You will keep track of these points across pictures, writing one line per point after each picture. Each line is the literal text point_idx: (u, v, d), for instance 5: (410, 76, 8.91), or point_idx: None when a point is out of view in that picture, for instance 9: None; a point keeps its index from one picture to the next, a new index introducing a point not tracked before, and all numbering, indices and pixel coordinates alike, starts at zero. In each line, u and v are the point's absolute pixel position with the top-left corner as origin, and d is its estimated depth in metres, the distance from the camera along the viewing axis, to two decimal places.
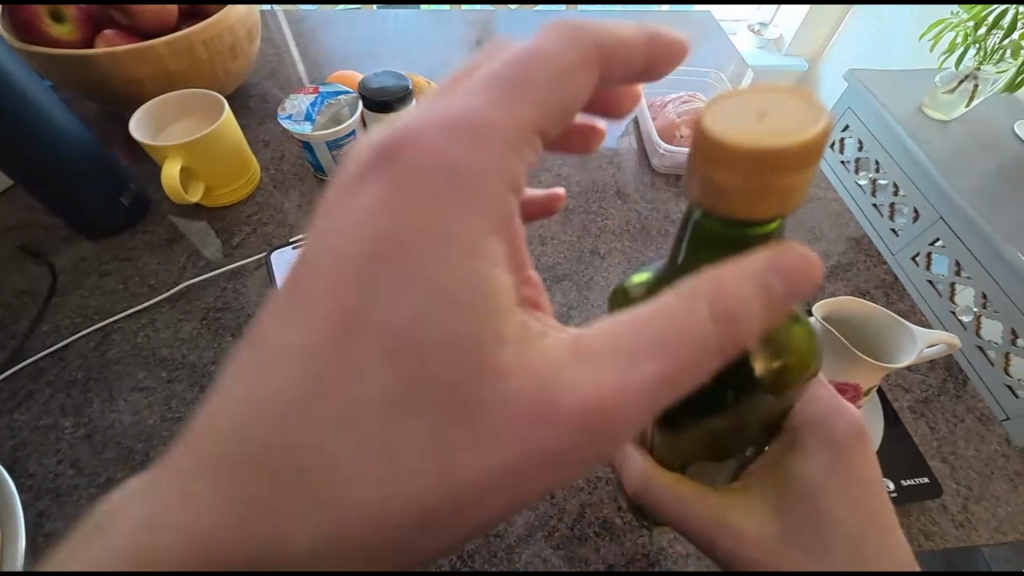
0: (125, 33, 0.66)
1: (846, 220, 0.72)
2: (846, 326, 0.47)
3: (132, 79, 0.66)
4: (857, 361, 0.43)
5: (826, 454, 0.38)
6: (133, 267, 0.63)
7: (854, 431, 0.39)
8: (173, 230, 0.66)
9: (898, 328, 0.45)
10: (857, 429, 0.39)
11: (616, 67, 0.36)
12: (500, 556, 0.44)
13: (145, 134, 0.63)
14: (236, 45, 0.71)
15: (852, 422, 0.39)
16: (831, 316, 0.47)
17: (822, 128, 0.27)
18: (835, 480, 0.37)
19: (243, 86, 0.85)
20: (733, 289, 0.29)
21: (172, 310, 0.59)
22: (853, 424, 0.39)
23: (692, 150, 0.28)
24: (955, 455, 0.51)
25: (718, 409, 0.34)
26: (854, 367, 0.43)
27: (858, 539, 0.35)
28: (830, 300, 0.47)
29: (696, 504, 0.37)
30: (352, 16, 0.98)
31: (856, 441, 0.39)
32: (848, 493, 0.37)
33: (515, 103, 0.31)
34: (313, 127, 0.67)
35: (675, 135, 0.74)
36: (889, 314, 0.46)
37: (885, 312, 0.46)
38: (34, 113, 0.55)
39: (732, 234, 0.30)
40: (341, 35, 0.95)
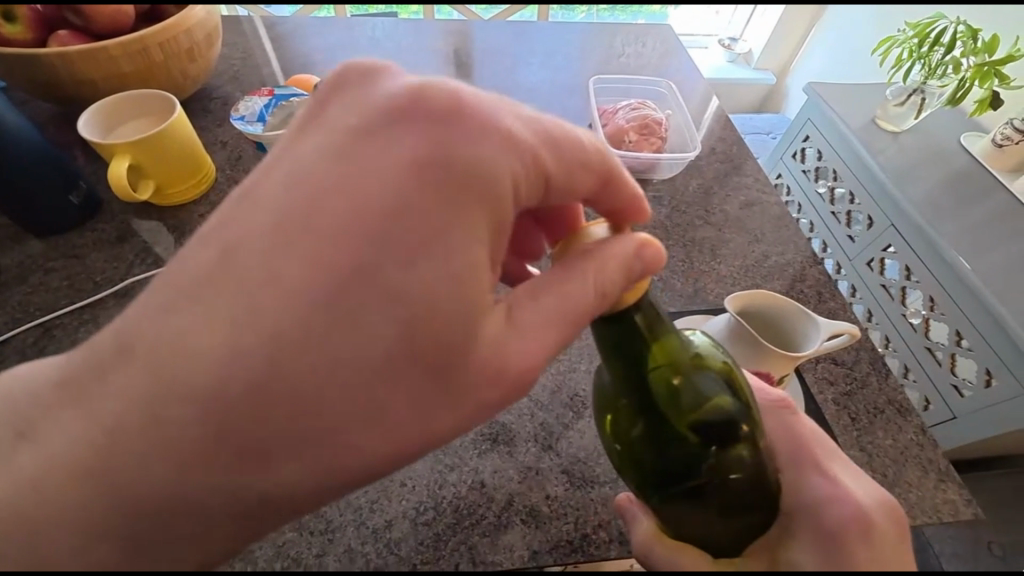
0: (79, 34, 0.67)
1: (787, 222, 0.75)
2: (756, 318, 0.49)
3: (84, 79, 0.67)
4: (767, 352, 0.45)
5: (821, 544, 0.36)
6: (80, 264, 0.62)
7: (857, 522, 0.36)
8: (124, 228, 0.66)
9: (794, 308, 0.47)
10: (861, 520, 0.36)
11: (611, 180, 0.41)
12: (428, 544, 0.45)
13: (96, 132, 0.63)
14: (195, 48, 0.73)
15: (854, 511, 0.37)
16: (743, 309, 0.49)
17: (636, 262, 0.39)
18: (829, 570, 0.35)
19: (204, 88, 0.86)
20: (613, 286, 0.36)
21: (117, 305, 0.59)
22: (854, 515, 0.37)
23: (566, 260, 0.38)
24: (873, 445, 0.53)
25: (706, 470, 0.40)
26: (764, 357, 0.46)
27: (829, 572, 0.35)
28: (740, 293, 0.48)
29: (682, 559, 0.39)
30: (324, 24, 1.00)
31: (856, 531, 0.36)
32: (822, 544, 0.36)
33: (541, 175, 0.36)
34: (266, 128, 0.67)
35: (623, 141, 0.77)
36: (795, 306, 0.48)
37: (791, 304, 0.48)
38: None
39: (633, 344, 0.41)
40: (312, 43, 0.97)
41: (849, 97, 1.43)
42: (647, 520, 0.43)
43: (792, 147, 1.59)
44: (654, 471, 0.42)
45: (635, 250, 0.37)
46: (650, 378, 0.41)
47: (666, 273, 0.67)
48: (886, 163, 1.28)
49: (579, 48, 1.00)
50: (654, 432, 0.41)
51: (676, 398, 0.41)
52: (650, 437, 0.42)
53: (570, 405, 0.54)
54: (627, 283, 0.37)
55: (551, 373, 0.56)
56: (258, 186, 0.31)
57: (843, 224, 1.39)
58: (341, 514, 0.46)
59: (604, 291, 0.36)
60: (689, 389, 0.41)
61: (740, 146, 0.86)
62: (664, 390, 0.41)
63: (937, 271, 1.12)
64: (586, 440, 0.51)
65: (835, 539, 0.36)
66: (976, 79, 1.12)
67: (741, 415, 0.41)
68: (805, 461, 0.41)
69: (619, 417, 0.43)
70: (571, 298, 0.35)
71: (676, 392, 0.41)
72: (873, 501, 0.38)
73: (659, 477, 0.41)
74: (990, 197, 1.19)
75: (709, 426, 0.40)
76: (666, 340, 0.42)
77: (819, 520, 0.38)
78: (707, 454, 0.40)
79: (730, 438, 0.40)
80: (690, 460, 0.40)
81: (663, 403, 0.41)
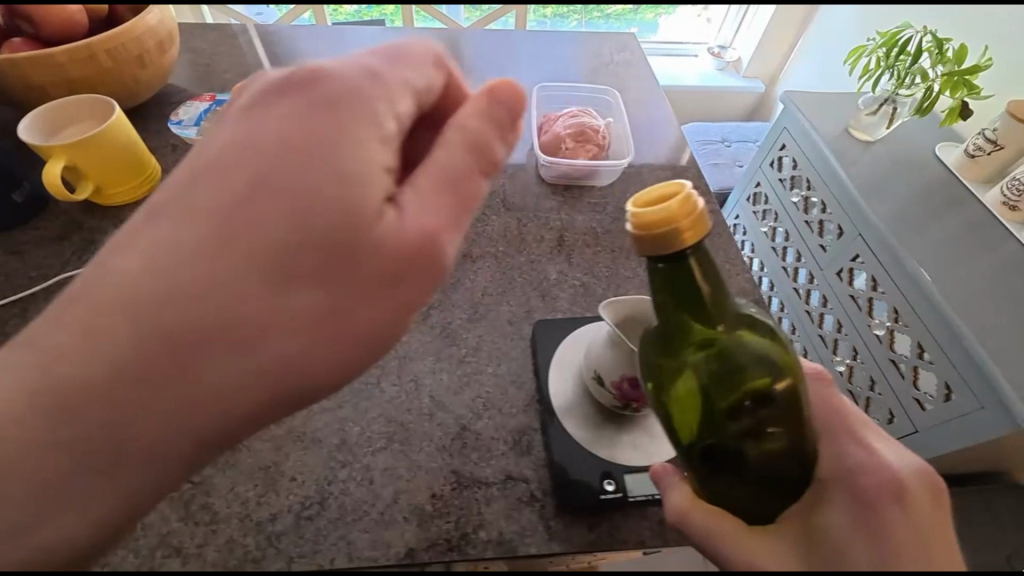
0: (32, 41, 0.71)
1: (720, 231, 0.75)
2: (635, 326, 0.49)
3: (35, 85, 0.70)
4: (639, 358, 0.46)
5: (859, 509, 0.39)
6: (19, 260, 0.65)
7: (891, 489, 0.40)
8: (66, 226, 0.69)
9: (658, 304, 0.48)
10: (897, 483, 0.40)
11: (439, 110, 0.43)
12: (308, 538, 0.46)
13: (41, 134, 0.67)
14: (145, 54, 0.76)
15: (889, 477, 0.41)
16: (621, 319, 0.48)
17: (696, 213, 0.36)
18: (865, 535, 0.38)
19: (165, 92, 0.89)
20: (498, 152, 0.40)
21: (47, 300, 0.61)
22: (890, 479, 0.41)
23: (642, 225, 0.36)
24: None
25: (773, 442, 0.41)
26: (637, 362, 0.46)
27: (860, 531, 0.38)
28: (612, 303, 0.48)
29: (719, 523, 0.42)
30: (310, 31, 1.04)
31: (893, 495, 0.39)
32: (853, 504, 0.40)
33: (404, 87, 0.38)
34: (200, 133, 0.70)
35: (560, 148, 0.78)
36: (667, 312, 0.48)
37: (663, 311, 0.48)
38: None
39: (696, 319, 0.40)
40: (300, 49, 1.01)
41: (823, 105, 1.40)
42: (684, 486, 0.45)
43: (769, 155, 1.53)
44: (707, 454, 0.41)
45: (491, 106, 0.39)
46: (721, 357, 0.40)
47: (590, 278, 0.68)
48: (858, 176, 1.24)
49: (573, 56, 1.05)
50: (729, 416, 0.40)
51: (746, 377, 0.40)
52: (730, 420, 0.40)
53: (471, 406, 0.55)
54: (503, 144, 0.40)
55: (458, 374, 0.57)
56: (167, 214, 0.36)
57: (816, 234, 1.35)
58: (229, 505, 0.47)
59: (487, 150, 0.39)
60: (750, 363, 0.40)
61: (683, 154, 0.86)
62: (736, 369, 0.40)
63: (902, 284, 1.09)
64: (482, 441, 0.53)
65: (878, 504, 0.39)
66: (946, 89, 1.10)
67: (792, 379, 0.41)
68: (839, 431, 0.45)
69: (679, 405, 0.42)
70: (464, 176, 0.38)
71: (744, 372, 0.40)
72: (906, 466, 0.42)
73: (715, 460, 0.41)
74: (959, 207, 1.13)
75: (772, 396, 0.40)
76: (721, 310, 0.40)
77: (857, 484, 0.41)
78: (760, 430, 0.40)
79: (779, 411, 0.41)
80: (760, 435, 0.41)
81: (734, 385, 0.40)
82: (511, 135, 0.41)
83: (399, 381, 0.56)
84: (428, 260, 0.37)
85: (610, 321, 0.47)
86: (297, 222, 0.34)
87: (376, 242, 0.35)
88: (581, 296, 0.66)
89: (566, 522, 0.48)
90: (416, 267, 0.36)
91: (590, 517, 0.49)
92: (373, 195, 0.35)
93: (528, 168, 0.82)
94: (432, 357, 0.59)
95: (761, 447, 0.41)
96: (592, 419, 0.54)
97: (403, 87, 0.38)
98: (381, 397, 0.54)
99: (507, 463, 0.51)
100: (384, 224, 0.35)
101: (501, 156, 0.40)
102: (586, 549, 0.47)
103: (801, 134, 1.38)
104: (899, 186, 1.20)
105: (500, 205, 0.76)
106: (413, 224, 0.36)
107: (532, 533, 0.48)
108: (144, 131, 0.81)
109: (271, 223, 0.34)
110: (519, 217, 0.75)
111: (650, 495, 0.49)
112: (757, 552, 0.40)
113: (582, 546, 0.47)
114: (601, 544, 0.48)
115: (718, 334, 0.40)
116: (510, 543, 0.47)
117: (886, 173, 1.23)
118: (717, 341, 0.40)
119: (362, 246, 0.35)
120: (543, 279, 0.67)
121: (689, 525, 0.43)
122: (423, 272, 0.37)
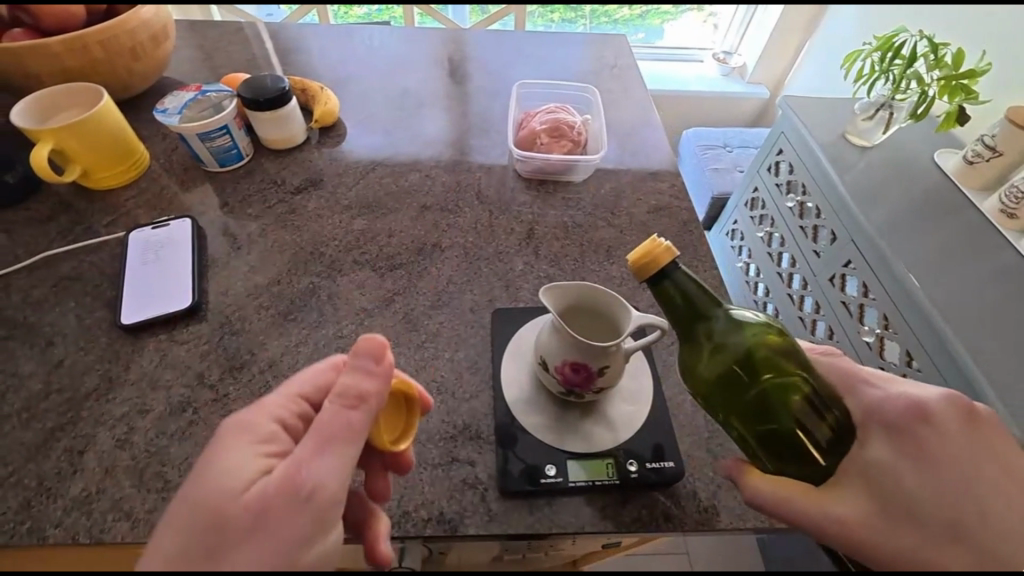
0: (31, 32, 0.74)
1: (692, 228, 0.75)
2: (574, 313, 0.50)
3: (32, 73, 0.74)
4: (577, 344, 0.46)
5: (896, 440, 0.41)
6: (7, 238, 0.68)
7: (915, 413, 0.42)
8: (54, 208, 0.72)
9: (598, 290, 0.49)
10: (921, 406, 0.42)
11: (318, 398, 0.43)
12: None
13: (32, 120, 0.70)
14: (138, 46, 0.79)
15: (912, 402, 0.42)
16: (560, 303, 0.49)
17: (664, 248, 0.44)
18: (913, 464, 0.40)
19: (162, 83, 0.93)
20: (364, 385, 0.40)
21: (30, 276, 0.64)
22: (913, 404, 0.42)
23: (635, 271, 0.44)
24: (721, 448, 0.53)
25: (832, 417, 0.43)
26: (575, 349, 0.47)
27: (915, 466, 0.40)
28: (553, 288, 0.49)
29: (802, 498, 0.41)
30: (317, 32, 1.07)
31: (920, 418, 0.42)
32: (898, 444, 0.41)
33: (285, 395, 0.41)
34: (183, 120, 0.73)
35: (535, 143, 0.79)
36: (603, 293, 0.49)
37: (599, 292, 0.49)
38: None
39: (697, 318, 0.45)
40: (307, 48, 1.03)
41: (819, 111, 1.35)
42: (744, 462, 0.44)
43: (767, 161, 1.48)
44: (766, 437, 0.43)
45: (353, 359, 0.41)
46: (749, 355, 0.44)
47: (555, 270, 0.69)
48: (852, 181, 1.17)
49: (576, 60, 1.06)
50: (790, 406, 0.43)
51: (780, 365, 0.44)
52: (792, 409, 0.43)
53: (424, 389, 0.56)
54: (366, 375, 0.40)
55: (415, 359, 0.59)
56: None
57: (810, 239, 1.29)
58: (180, 475, 0.49)
59: (348, 389, 0.40)
60: (769, 351, 0.44)
61: (662, 154, 0.87)
62: (763, 364, 0.43)
63: (891, 289, 1.01)
64: (431, 424, 0.54)
65: (910, 431, 0.41)
66: (943, 94, 1.07)
67: (803, 355, 0.46)
68: (853, 381, 0.45)
69: (730, 403, 0.44)
70: (323, 422, 0.38)
71: (766, 364, 0.43)
72: (928, 394, 0.43)
73: (776, 440, 0.43)
74: (956, 214, 1.06)
75: (804, 380, 0.44)
76: (714, 307, 0.45)
77: (886, 419, 0.42)
78: (802, 404, 0.43)
79: (809, 381, 0.44)
80: (819, 416, 0.43)
81: (776, 379, 0.43)
82: (379, 370, 0.41)
83: None
84: (296, 501, 0.35)
85: (550, 309, 0.48)
86: (187, 529, 0.33)
87: (246, 507, 0.34)
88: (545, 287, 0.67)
89: (507, 505, 0.49)
90: (282, 510, 0.35)
91: (530, 501, 0.49)
92: (242, 479, 0.35)
93: (505, 163, 0.83)
94: (390, 341, 0.60)
95: (829, 424, 0.43)
96: (542, 407, 0.54)
97: (284, 400, 0.41)
98: None
99: (453, 446, 0.52)
100: (255, 487, 0.35)
101: (369, 387, 0.40)
102: (524, 532, 0.48)
103: (796, 138, 1.33)
104: (899, 188, 1.14)
105: (474, 198, 0.77)
106: (274, 479, 0.35)
107: (472, 514, 0.48)
108: (137, 120, 0.85)
109: (166, 534, 0.33)
110: (492, 210, 0.76)
111: (591, 482, 0.50)
112: (833, 507, 0.40)
113: (521, 529, 0.48)
114: (540, 527, 0.48)
115: (728, 333, 0.45)
116: (450, 522, 0.48)
117: (886, 175, 1.17)
118: (736, 340, 0.44)
119: (234, 516, 0.34)
120: (509, 270, 0.68)
121: (770, 504, 0.41)
122: (290, 511, 0.35)
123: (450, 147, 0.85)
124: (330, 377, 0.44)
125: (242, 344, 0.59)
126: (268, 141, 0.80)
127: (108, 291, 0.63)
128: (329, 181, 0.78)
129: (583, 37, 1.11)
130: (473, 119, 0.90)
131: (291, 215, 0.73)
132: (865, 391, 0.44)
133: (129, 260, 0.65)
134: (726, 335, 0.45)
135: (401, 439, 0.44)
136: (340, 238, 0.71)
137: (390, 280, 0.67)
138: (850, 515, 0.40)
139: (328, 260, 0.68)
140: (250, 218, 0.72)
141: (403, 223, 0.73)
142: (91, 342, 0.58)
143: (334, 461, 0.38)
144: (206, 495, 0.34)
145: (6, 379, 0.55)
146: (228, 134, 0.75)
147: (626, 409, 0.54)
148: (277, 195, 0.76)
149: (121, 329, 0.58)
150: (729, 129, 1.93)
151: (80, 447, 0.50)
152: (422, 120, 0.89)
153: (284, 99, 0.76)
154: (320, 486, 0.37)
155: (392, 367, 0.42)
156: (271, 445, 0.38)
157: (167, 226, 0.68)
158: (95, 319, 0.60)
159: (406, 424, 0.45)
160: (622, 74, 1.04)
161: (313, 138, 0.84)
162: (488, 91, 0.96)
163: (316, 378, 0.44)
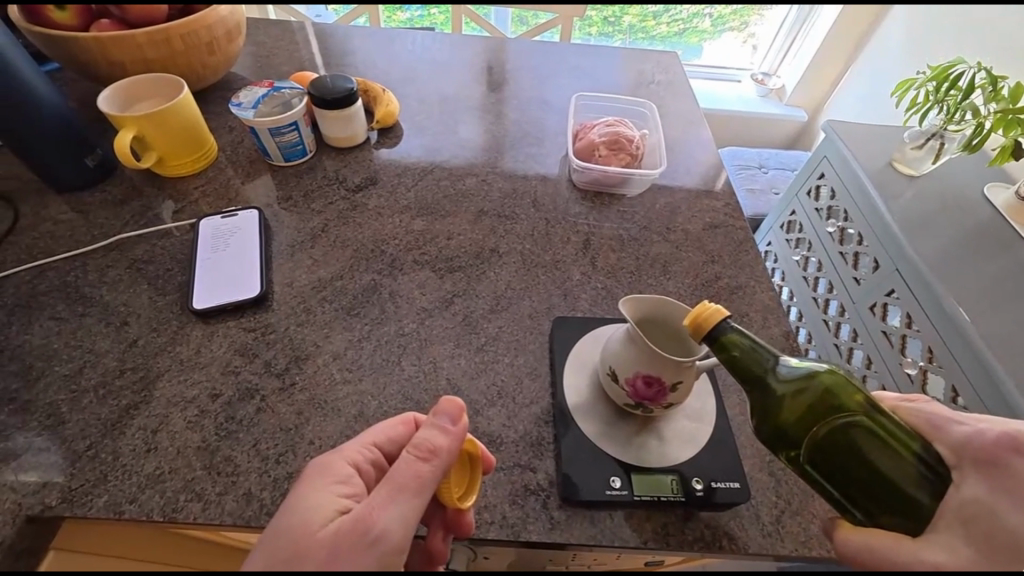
0: (118, 23, 0.77)
1: (748, 248, 0.75)
2: (647, 324, 0.52)
3: (117, 62, 0.77)
4: (654, 356, 0.48)
5: (989, 477, 0.42)
6: (83, 219, 0.71)
7: (1007, 443, 0.43)
8: (128, 192, 0.74)
9: (673, 306, 0.50)
10: (1013, 438, 0.43)
11: (394, 450, 0.46)
12: None
13: (115, 107, 0.73)
14: (214, 41, 0.82)
15: (1005, 433, 0.44)
16: (636, 313, 0.51)
17: (715, 313, 0.45)
18: (1010, 499, 0.41)
19: (228, 78, 0.96)
20: (437, 441, 0.42)
21: (105, 257, 0.66)
22: (1005, 439, 0.43)
23: (691, 334, 0.46)
24: (783, 472, 0.52)
25: (918, 470, 0.43)
26: (650, 361, 0.48)
27: (1012, 501, 0.41)
28: (634, 298, 0.50)
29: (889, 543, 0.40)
30: (373, 34, 1.09)
31: (1012, 449, 0.43)
32: (994, 482, 0.41)
33: (364, 442, 0.45)
34: (257, 114, 0.74)
35: (593, 154, 0.79)
36: (678, 307, 0.50)
37: (675, 305, 0.50)
38: (24, 85, 0.63)
39: (761, 367, 0.45)
40: (364, 49, 1.06)
41: (865, 138, 1.30)
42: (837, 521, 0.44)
43: (806, 185, 1.42)
44: (853, 486, 0.43)
45: (432, 415, 0.43)
46: (820, 401, 0.44)
47: (612, 282, 0.69)
48: (899, 209, 1.11)
49: (626, 74, 1.06)
50: (876, 452, 0.42)
51: (854, 409, 0.43)
52: (878, 456, 0.42)
53: (485, 392, 0.57)
54: (441, 432, 0.42)
55: (475, 361, 0.59)
56: None
57: (849, 265, 1.22)
58: (249, 460, 0.50)
59: (422, 442, 0.42)
60: (841, 397, 0.44)
61: (715, 172, 0.87)
62: (838, 409, 0.43)
63: (936, 321, 0.95)
64: (493, 427, 0.54)
65: (1003, 467, 0.42)
66: (997, 127, 0.99)
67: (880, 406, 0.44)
68: (940, 420, 0.45)
69: (820, 448, 0.43)
70: (396, 473, 0.40)
71: (842, 410, 0.43)
72: (1011, 428, 0.44)
73: (862, 489, 0.42)
74: (1008, 252, 1.00)
75: (885, 428, 0.43)
76: (770, 355, 0.46)
77: (978, 454, 0.43)
78: (885, 452, 0.42)
79: (888, 429, 0.43)
80: (904, 462, 0.42)
81: (853, 423, 0.43)
82: (453, 430, 0.42)
83: (419, 362, 0.59)
84: (362, 543, 0.38)
85: (628, 318, 0.50)
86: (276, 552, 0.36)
87: (323, 543, 0.37)
88: (603, 298, 0.67)
89: (569, 513, 0.49)
90: (350, 550, 0.37)
91: (592, 512, 0.49)
92: (320, 517, 0.39)
93: (558, 174, 0.84)
94: (451, 342, 0.61)
95: (911, 479, 0.42)
96: (605, 419, 0.54)
97: (363, 448, 0.44)
98: (402, 375, 0.57)
99: (516, 450, 0.52)
100: (331, 526, 0.38)
101: (441, 443, 0.42)
102: (586, 543, 0.48)
103: (839, 161, 1.27)
104: (951, 220, 1.07)
105: (530, 206, 0.78)
106: (348, 518, 0.39)
107: (535, 520, 0.48)
108: (206, 113, 0.88)
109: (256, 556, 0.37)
110: (549, 218, 0.77)
111: (656, 497, 0.49)
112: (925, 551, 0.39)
113: (583, 539, 0.48)
114: (603, 539, 0.48)
115: (795, 381, 0.45)
116: (513, 527, 0.48)
117: (935, 206, 1.11)
118: (805, 388, 0.44)
119: (312, 548, 0.37)
120: (566, 279, 0.69)
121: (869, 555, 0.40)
122: (357, 554, 0.37)
123: (505, 154, 0.86)
124: (404, 433, 0.46)
125: (306, 335, 0.60)
126: (332, 139, 0.82)
127: (179, 276, 0.64)
128: (388, 181, 0.80)
129: (633, 53, 1.12)
130: (522, 127, 0.92)
131: (352, 212, 0.75)
132: (953, 428, 0.44)
133: (199, 247, 0.67)
134: (798, 383, 0.45)
135: (466, 496, 0.45)
136: (400, 238, 0.72)
137: (448, 281, 0.67)
138: (948, 561, 0.38)
139: (389, 258, 0.69)
140: (312, 213, 0.74)
141: (462, 227, 0.74)
142: (164, 324, 0.60)
143: (402, 510, 0.40)
144: (289, 529, 0.38)
145: (83, 354, 0.57)
146: (297, 130, 0.77)
147: (687, 426, 0.54)
148: (338, 192, 0.77)
149: (193, 314, 0.60)
150: (766, 150, 1.91)
151: (154, 426, 0.52)
152: (479, 127, 0.91)
153: (352, 99, 0.78)
154: (389, 531, 0.39)
155: (467, 429, 0.43)
156: (347, 487, 0.42)
157: (235, 216, 0.70)
158: (168, 303, 0.62)
159: (469, 483, 0.46)
160: (672, 91, 1.04)
161: (373, 138, 0.86)
162: (543, 102, 0.97)
163: (391, 431, 0.46)
